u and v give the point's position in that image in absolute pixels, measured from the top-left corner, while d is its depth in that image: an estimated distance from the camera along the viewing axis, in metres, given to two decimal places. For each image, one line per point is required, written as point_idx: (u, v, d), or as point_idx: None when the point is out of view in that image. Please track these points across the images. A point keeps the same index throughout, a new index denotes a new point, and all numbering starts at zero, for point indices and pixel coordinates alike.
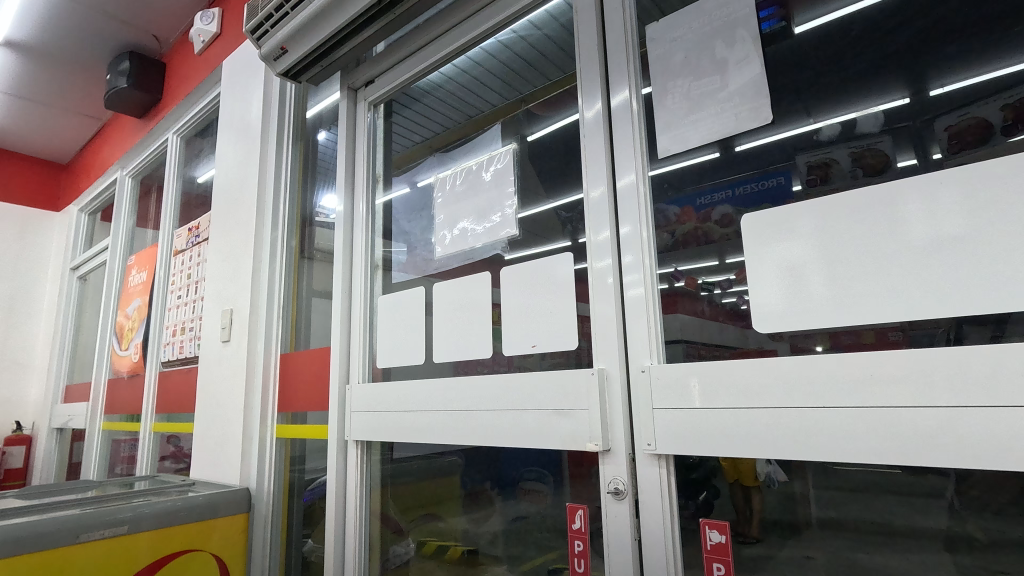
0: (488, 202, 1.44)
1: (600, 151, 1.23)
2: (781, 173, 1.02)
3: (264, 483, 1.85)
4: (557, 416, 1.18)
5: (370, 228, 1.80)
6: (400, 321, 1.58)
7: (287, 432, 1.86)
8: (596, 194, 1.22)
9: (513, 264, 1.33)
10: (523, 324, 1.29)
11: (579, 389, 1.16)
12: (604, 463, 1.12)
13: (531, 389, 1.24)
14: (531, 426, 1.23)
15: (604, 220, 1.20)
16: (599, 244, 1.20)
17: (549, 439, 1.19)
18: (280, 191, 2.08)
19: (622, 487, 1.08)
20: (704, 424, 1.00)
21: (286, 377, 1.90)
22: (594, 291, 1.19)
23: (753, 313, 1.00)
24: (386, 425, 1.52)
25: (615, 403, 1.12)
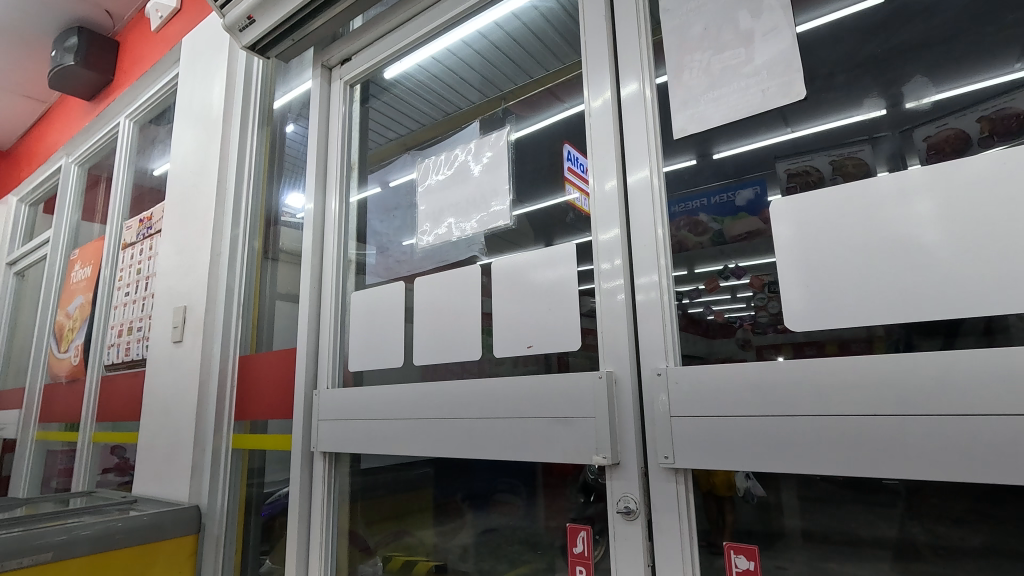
0: (473, 198, 1.33)
1: (609, 143, 1.13)
2: (768, 175, 0.95)
3: (219, 497, 1.67)
4: (558, 425, 1.06)
5: (343, 229, 1.64)
6: (376, 321, 1.44)
7: (245, 442, 1.68)
8: (605, 189, 1.12)
9: (502, 263, 1.21)
10: (514, 327, 1.17)
11: (584, 397, 1.03)
12: (612, 478, 1.00)
13: (524, 396, 1.11)
14: (528, 437, 1.09)
15: (615, 216, 1.09)
16: (607, 243, 1.09)
17: (545, 450, 1.07)
18: (244, 181, 1.90)
19: (634, 506, 0.96)
20: (726, 437, 0.88)
21: (244, 384, 1.72)
22: (603, 309, 1.07)
23: (784, 310, 0.89)
24: (355, 436, 1.37)
25: (626, 411, 1.00)
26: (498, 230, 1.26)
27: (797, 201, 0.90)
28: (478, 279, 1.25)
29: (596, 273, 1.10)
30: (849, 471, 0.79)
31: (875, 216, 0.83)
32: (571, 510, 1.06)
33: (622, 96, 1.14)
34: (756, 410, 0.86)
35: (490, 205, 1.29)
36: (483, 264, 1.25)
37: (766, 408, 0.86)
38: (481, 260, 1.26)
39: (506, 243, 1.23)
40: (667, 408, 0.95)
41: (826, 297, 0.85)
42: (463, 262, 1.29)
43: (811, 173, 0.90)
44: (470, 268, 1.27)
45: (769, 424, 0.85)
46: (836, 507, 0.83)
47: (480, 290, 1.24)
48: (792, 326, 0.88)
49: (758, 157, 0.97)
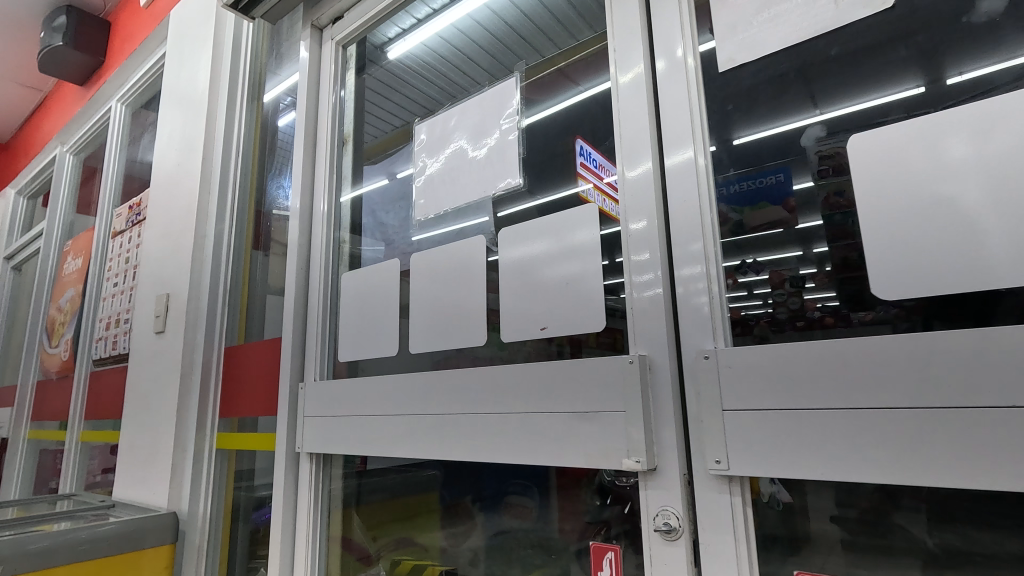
0: (482, 155, 1.12)
1: (643, 119, 0.93)
2: (840, 115, 0.76)
3: (201, 504, 1.52)
4: (581, 421, 0.86)
5: (334, 225, 1.45)
6: (369, 305, 1.27)
7: (230, 443, 1.53)
8: (637, 174, 0.92)
9: (510, 232, 1.03)
10: (525, 308, 0.98)
11: (613, 386, 0.84)
12: (647, 487, 0.81)
13: (540, 386, 0.93)
14: (545, 435, 0.90)
15: (649, 202, 0.89)
16: (638, 236, 0.89)
17: (565, 453, 0.88)
18: (232, 164, 1.75)
19: (676, 523, 0.77)
20: (796, 438, 0.68)
21: (230, 379, 1.58)
22: (636, 317, 0.86)
23: (870, 270, 0.70)
24: (345, 433, 1.21)
25: (665, 404, 0.80)
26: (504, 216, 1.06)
27: (888, 139, 0.70)
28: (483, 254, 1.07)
29: (626, 265, 0.90)
30: (976, 487, 0.58)
31: (1000, 146, 0.63)
32: (587, 513, 0.90)
33: (658, 69, 0.94)
34: (836, 402, 0.66)
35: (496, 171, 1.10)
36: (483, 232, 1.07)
37: (853, 397, 0.65)
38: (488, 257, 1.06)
39: (514, 232, 1.03)
40: (719, 400, 0.75)
41: (931, 254, 0.65)
42: (461, 240, 1.10)
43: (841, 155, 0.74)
44: (474, 238, 1.09)
45: (857, 419, 0.65)
46: (942, 535, 0.62)
47: (484, 264, 1.06)
48: (814, 325, 0.73)
49: (831, 88, 0.77)
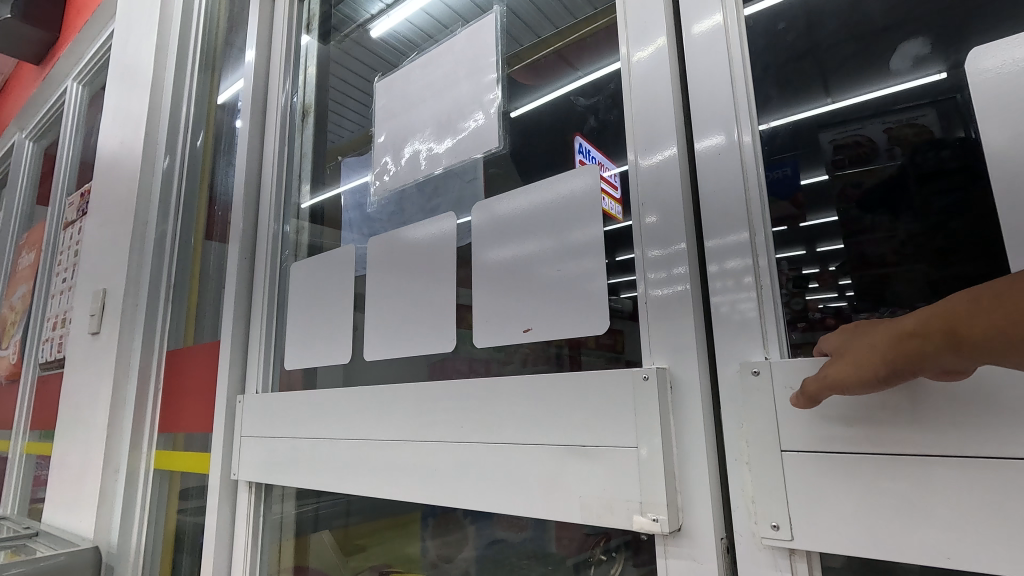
0: (451, 110, 0.89)
1: (665, 95, 0.67)
2: (950, 20, 0.51)
3: (134, 534, 1.30)
4: (573, 456, 0.63)
5: (282, 212, 1.21)
6: (319, 303, 1.05)
7: (168, 462, 1.31)
8: (653, 162, 0.67)
9: (485, 221, 0.79)
10: (502, 301, 0.75)
11: (619, 409, 0.60)
12: (665, 551, 0.57)
13: (519, 406, 0.69)
14: (526, 474, 0.67)
15: (671, 194, 0.64)
16: (655, 240, 0.64)
17: (552, 500, 0.64)
18: (179, 142, 1.53)
19: None
20: (896, 499, 0.45)
21: (172, 388, 1.36)
22: (655, 346, 0.62)
23: (1008, 246, 0.46)
24: (287, 459, 1.00)
25: (694, 435, 0.57)
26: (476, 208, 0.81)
27: None
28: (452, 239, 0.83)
29: (639, 264, 0.65)
30: None
31: None
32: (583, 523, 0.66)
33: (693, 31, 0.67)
34: (973, 448, 0.42)
35: (466, 126, 0.86)
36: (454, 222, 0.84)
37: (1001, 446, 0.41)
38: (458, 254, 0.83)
39: (489, 227, 0.79)
40: (775, 438, 0.51)
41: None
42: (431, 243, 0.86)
43: (861, 144, 0.54)
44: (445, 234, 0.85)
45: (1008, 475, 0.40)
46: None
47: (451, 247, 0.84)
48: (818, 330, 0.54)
49: None
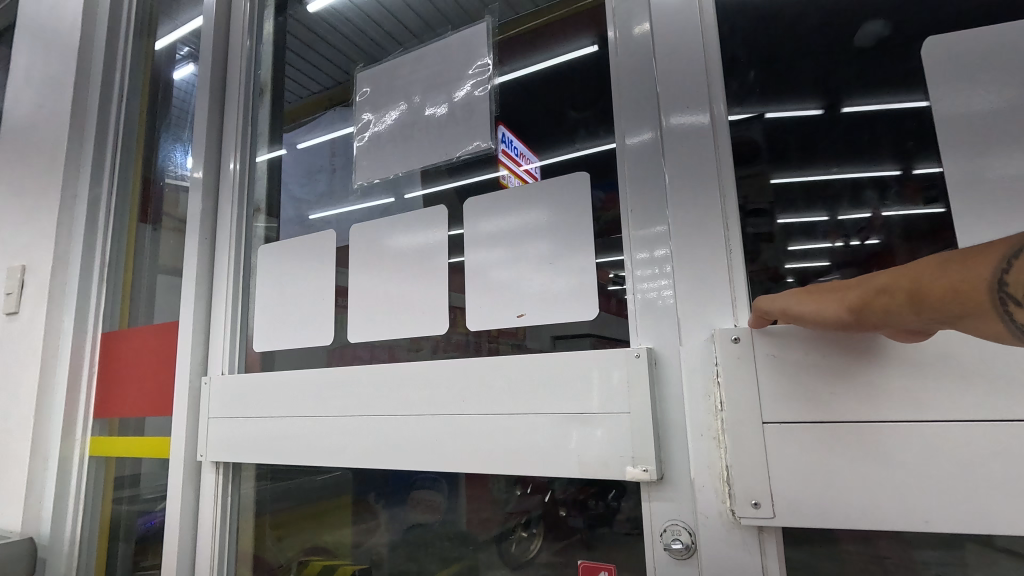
0: (443, 105, 0.94)
1: (649, 79, 0.79)
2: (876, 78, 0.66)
3: (68, 527, 1.24)
4: (573, 423, 0.72)
5: (246, 191, 1.19)
6: (292, 285, 1.06)
7: (106, 448, 1.25)
8: (641, 140, 0.78)
9: (480, 219, 0.86)
10: (500, 285, 0.82)
11: (612, 380, 0.71)
12: (649, 496, 0.70)
13: (515, 385, 0.77)
14: (524, 442, 0.75)
15: (656, 167, 0.76)
16: (643, 212, 0.76)
17: (550, 465, 0.73)
18: (112, 110, 1.43)
19: (688, 539, 0.67)
20: (843, 457, 0.58)
21: (108, 371, 1.29)
22: (642, 313, 0.73)
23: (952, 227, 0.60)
24: (260, 438, 1.00)
25: (676, 404, 0.69)
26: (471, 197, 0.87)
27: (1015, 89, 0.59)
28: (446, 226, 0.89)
29: (625, 241, 0.76)
30: None
31: None
32: (500, 503, 0.81)
33: (666, 20, 0.79)
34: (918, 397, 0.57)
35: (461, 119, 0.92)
36: (422, 196, 0.93)
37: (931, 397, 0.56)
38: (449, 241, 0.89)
39: (482, 213, 0.85)
40: (757, 411, 0.63)
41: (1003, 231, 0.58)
42: (399, 215, 0.95)
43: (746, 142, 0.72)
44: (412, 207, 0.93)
45: (917, 427, 0.56)
46: (994, 552, 0.56)
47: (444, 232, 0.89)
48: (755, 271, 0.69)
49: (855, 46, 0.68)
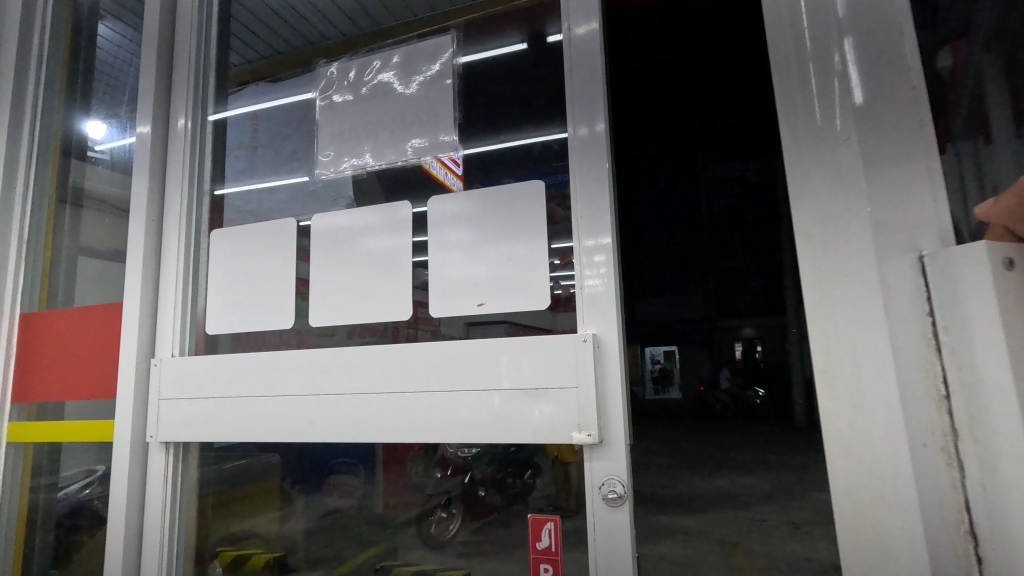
0: (406, 107, 1.06)
1: (596, 75, 0.94)
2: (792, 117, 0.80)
3: None
4: (528, 398, 0.85)
5: (191, 175, 1.22)
6: (246, 275, 1.13)
7: (26, 433, 1.20)
8: (590, 131, 0.93)
9: (443, 216, 0.98)
10: (465, 276, 0.94)
11: (561, 361, 0.85)
12: (591, 458, 0.84)
13: (474, 367, 0.89)
14: (482, 416, 0.87)
15: (601, 152, 0.92)
16: (588, 201, 0.91)
17: (505, 434, 0.86)
18: (30, 76, 1.35)
19: (622, 490, 0.82)
20: None
21: (27, 354, 1.23)
22: (585, 297, 0.88)
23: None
24: (211, 417, 1.04)
25: (613, 380, 0.84)
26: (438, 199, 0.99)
27: None
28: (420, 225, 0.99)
29: (573, 231, 0.91)
30: None
31: None
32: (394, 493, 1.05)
33: None
34: None
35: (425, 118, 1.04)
36: (349, 176, 1.08)
37: None
38: (413, 236, 1.00)
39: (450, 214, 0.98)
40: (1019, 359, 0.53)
41: None
42: (329, 191, 1.09)
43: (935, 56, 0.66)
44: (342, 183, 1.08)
45: None
46: None
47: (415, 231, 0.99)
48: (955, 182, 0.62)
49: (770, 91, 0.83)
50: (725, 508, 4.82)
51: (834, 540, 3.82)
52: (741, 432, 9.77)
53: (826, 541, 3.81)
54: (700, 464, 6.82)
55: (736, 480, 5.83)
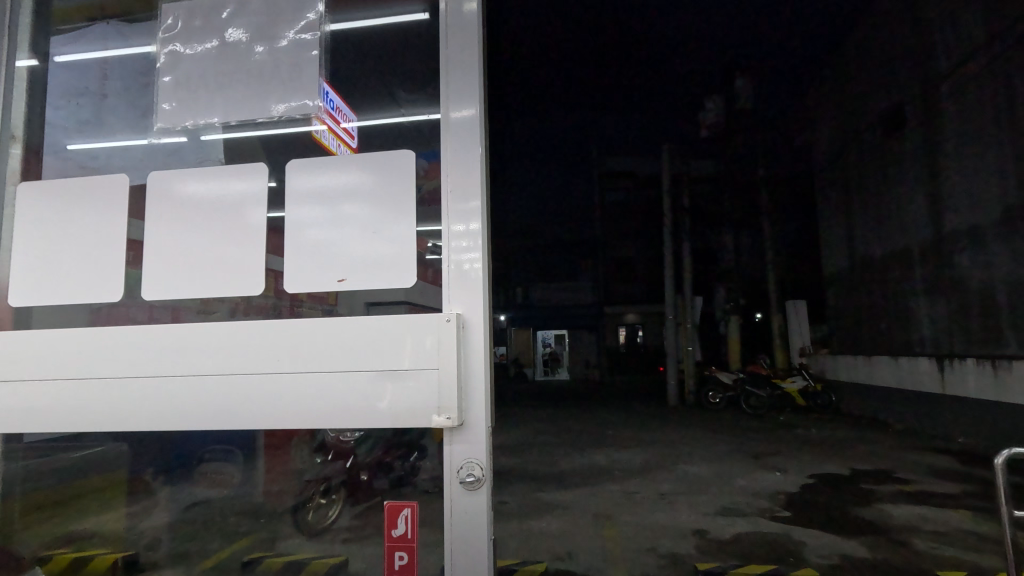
0: (253, 65, 1.13)
1: (472, 60, 1.06)
2: None
3: None
4: (387, 380, 0.95)
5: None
6: (60, 242, 1.11)
7: None
8: (462, 115, 1.04)
9: (307, 186, 1.05)
10: (325, 247, 1.02)
11: (423, 343, 0.94)
12: (450, 440, 0.94)
13: (337, 347, 0.97)
14: (345, 393, 0.96)
15: (474, 135, 1.03)
16: (460, 184, 1.02)
17: (368, 415, 0.95)
18: None
19: (479, 472, 0.93)
20: None
21: None
22: (452, 277, 0.98)
23: None
24: (41, 398, 1.05)
25: (469, 362, 0.95)
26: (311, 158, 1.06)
27: None
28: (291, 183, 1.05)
29: (445, 212, 1.01)
30: None
31: None
32: None
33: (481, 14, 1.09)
34: None
35: (275, 74, 1.12)
36: (224, 139, 1.12)
37: None
38: (267, 212, 1.06)
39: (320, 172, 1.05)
40: None
41: None
42: (201, 153, 1.12)
43: None
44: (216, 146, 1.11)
45: None
46: None
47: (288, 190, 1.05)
48: None
49: None
50: (603, 482, 5.12)
51: (694, 507, 4.19)
52: (623, 411, 10.39)
53: (688, 508, 4.17)
54: (584, 442, 7.16)
55: (615, 456, 6.20)
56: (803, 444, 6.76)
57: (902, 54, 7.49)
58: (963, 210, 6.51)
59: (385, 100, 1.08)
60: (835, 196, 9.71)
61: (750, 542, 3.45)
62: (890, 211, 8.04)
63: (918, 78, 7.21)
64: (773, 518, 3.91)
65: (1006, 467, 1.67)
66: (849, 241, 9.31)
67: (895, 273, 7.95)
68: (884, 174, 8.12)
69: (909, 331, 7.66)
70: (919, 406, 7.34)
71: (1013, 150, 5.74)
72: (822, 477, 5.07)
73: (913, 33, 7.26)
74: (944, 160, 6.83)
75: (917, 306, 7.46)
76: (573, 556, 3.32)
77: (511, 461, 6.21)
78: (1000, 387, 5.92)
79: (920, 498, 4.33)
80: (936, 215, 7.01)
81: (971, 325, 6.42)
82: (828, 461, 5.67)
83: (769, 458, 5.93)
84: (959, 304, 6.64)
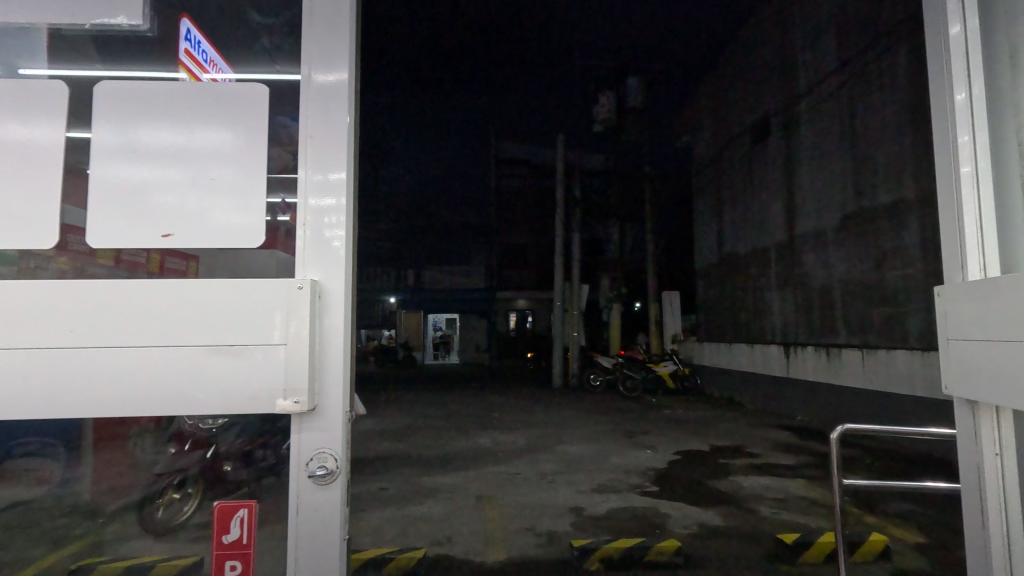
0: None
1: (343, 22, 1.09)
2: None
3: None
4: (224, 353, 0.95)
5: None
6: None
7: None
8: (331, 78, 1.07)
9: (133, 129, 1.01)
10: (155, 195, 0.99)
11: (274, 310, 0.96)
12: (301, 426, 0.98)
13: (174, 323, 0.95)
14: (173, 359, 0.94)
15: (342, 100, 1.06)
16: (327, 149, 1.05)
17: (201, 387, 0.94)
18: None
19: (334, 466, 0.98)
20: None
21: None
22: (311, 249, 1.02)
23: None
24: None
25: (319, 337, 1.00)
26: (137, 88, 1.03)
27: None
28: (100, 108, 1.01)
29: (306, 182, 1.03)
30: None
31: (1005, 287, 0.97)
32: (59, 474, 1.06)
33: None
34: None
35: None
36: (53, 77, 1.03)
37: None
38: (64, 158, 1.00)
39: (145, 103, 1.02)
40: None
41: None
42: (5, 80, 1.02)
43: None
44: (30, 82, 1.02)
45: None
46: None
47: (96, 123, 1.00)
48: None
49: None
50: (485, 464, 5.16)
51: (571, 486, 4.35)
52: (510, 395, 10.55)
53: (566, 487, 4.31)
54: (471, 425, 7.16)
55: (500, 439, 6.27)
56: (671, 424, 7.31)
57: (771, 70, 8.24)
58: (812, 215, 7.35)
59: (264, 57, 1.08)
60: (708, 196, 10.54)
61: (621, 516, 3.64)
62: (754, 212, 8.87)
63: (782, 93, 7.98)
64: (642, 492, 4.17)
65: (838, 441, 1.87)
66: (718, 239, 10.18)
67: (755, 269, 8.82)
68: (751, 178, 8.94)
69: (763, 322, 8.55)
70: (768, 388, 8.24)
71: (853, 164, 6.55)
72: (686, 453, 5.50)
73: (780, 51, 8.01)
74: (798, 169, 7.65)
75: (771, 299, 8.34)
76: (452, 541, 3.28)
77: (395, 447, 6.03)
78: (832, 371, 6.81)
79: (765, 470, 4.85)
80: (791, 219, 7.85)
81: (812, 317, 7.30)
82: (692, 439, 6.18)
83: (642, 437, 6.32)
84: (803, 299, 7.53)
